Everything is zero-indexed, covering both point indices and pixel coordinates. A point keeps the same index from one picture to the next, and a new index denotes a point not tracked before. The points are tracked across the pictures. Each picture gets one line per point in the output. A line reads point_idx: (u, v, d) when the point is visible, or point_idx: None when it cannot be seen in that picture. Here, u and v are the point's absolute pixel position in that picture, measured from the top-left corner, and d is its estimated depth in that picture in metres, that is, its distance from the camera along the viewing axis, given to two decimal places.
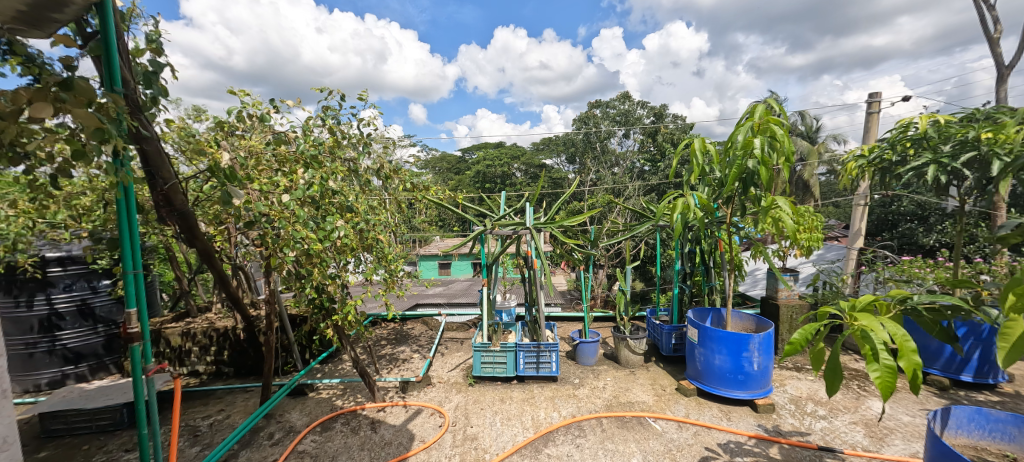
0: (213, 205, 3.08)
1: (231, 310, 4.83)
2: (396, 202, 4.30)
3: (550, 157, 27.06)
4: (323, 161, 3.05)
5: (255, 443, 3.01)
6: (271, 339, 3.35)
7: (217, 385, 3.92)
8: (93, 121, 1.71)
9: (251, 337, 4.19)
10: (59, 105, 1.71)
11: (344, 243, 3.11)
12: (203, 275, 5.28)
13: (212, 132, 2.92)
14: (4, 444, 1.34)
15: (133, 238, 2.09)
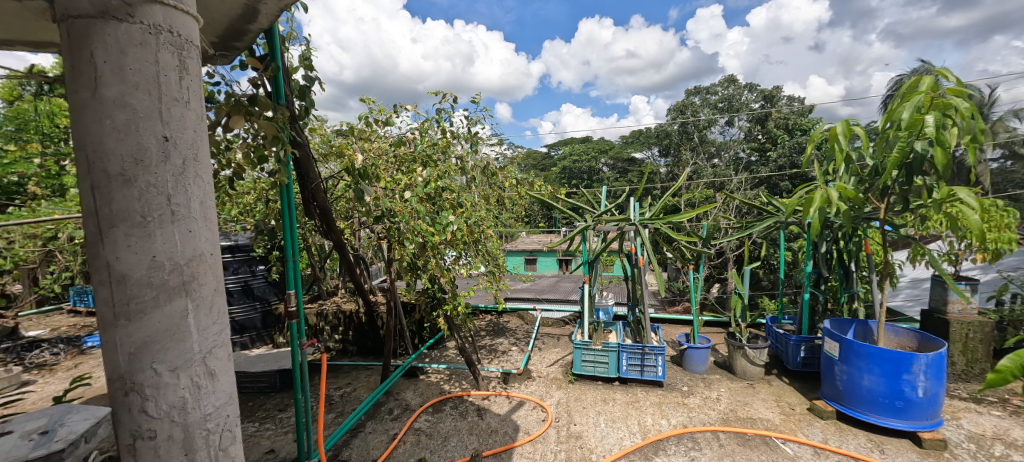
0: (345, 201, 3.47)
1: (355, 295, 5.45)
2: (499, 197, 4.42)
3: (641, 150, 25.86)
4: (437, 159, 3.25)
5: (378, 416, 3.33)
6: (390, 323, 3.68)
7: (345, 361, 4.43)
8: (271, 130, 2.02)
9: (371, 320, 4.66)
10: (249, 117, 2.02)
11: (456, 237, 3.21)
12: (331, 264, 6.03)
13: (346, 137, 3.27)
14: (229, 399, 1.22)
15: (292, 228, 2.41)
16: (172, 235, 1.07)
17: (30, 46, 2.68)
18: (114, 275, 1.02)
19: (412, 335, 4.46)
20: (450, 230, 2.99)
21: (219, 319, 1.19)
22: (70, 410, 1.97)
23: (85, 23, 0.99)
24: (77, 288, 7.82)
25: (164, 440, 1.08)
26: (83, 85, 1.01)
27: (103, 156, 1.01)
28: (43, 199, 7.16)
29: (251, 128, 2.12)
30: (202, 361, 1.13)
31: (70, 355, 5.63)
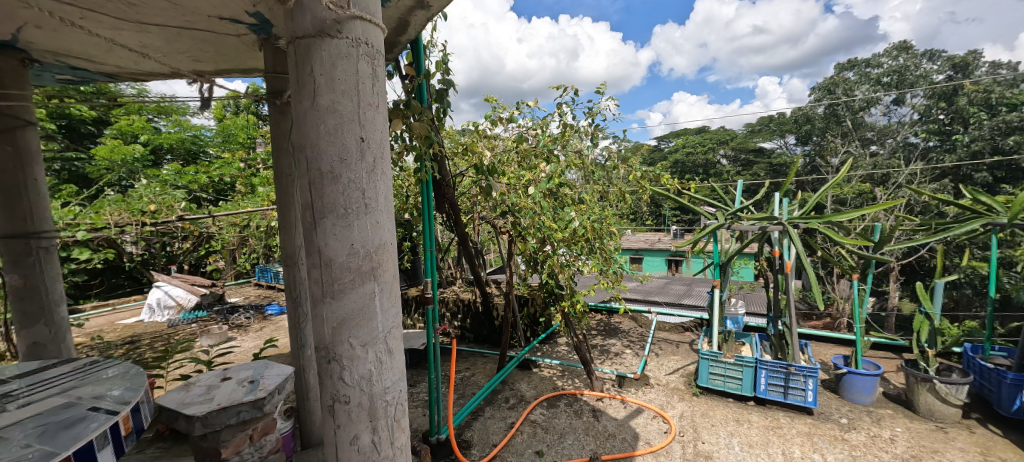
0: (471, 198, 3.70)
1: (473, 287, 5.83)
2: (620, 193, 4.26)
3: (771, 139, 22.68)
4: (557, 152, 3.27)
5: (496, 403, 3.47)
6: (508, 315, 3.82)
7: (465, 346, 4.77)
8: (423, 129, 2.25)
9: (487, 310, 4.93)
10: (404, 119, 2.22)
11: (578, 234, 3.18)
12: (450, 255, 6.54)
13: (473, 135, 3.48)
14: (400, 396, 1.49)
15: (430, 222, 2.56)
16: (365, 226, 1.36)
17: (243, 73, 3.40)
18: (324, 258, 1.34)
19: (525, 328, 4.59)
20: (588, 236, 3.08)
21: (394, 302, 1.48)
22: (267, 366, 2.41)
23: (309, 45, 1.31)
24: (260, 266, 9.81)
25: (356, 404, 1.38)
26: (306, 96, 1.33)
27: (319, 156, 1.32)
28: (240, 195, 9.14)
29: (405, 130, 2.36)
30: (384, 339, 1.42)
31: (257, 319, 7.08)
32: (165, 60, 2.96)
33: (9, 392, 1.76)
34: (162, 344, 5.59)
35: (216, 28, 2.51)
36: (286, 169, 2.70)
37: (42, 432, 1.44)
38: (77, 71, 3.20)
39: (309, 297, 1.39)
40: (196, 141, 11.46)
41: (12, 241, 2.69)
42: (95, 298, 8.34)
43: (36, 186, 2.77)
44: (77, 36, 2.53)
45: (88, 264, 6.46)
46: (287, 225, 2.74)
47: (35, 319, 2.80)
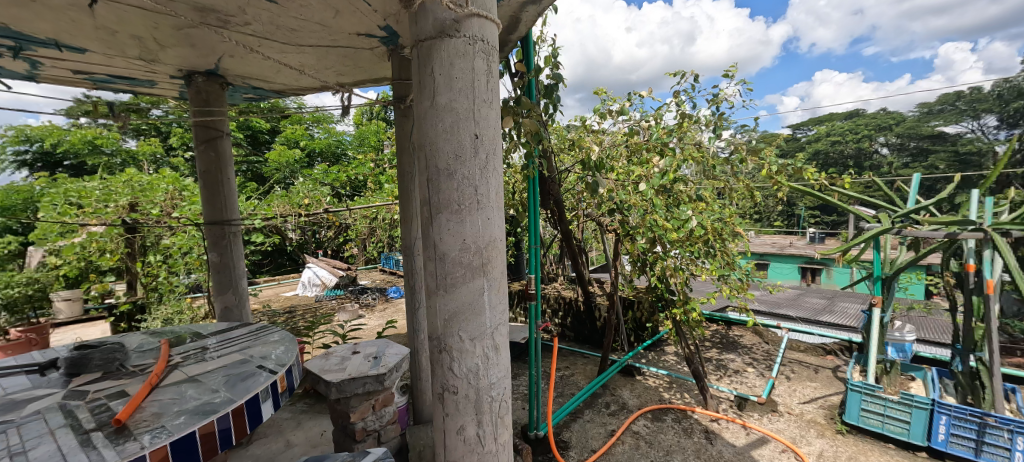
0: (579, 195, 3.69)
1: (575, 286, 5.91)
2: (748, 189, 3.75)
3: (961, 121, 17.82)
4: (674, 144, 3.03)
5: (596, 407, 3.36)
6: (611, 317, 3.66)
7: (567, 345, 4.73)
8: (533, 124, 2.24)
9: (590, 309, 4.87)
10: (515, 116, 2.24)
11: (697, 236, 2.89)
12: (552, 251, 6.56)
13: (581, 131, 3.43)
14: (505, 390, 1.53)
15: (536, 217, 2.52)
16: (477, 221, 1.41)
17: (375, 82, 3.85)
18: (439, 251, 1.43)
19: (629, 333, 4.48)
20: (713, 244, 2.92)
21: (501, 299, 1.52)
22: (388, 344, 2.67)
23: (430, 47, 1.40)
24: (384, 254, 11.17)
25: (462, 395, 1.45)
26: (427, 96, 1.42)
27: (437, 154, 1.40)
28: (371, 191, 10.51)
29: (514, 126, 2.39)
30: (491, 335, 1.46)
31: (381, 301, 8.06)
32: (319, 75, 3.50)
33: (208, 345, 2.26)
34: (311, 316, 6.73)
35: (355, 43, 2.87)
36: (407, 168, 2.97)
37: (226, 383, 1.83)
38: (257, 90, 3.97)
39: (425, 288, 1.50)
40: (339, 145, 13.50)
41: (215, 226, 3.47)
42: (267, 273, 10.43)
43: (228, 184, 3.52)
44: (258, 61, 3.14)
45: (264, 246, 8.09)
46: (407, 219, 3.02)
47: (225, 288, 3.54)
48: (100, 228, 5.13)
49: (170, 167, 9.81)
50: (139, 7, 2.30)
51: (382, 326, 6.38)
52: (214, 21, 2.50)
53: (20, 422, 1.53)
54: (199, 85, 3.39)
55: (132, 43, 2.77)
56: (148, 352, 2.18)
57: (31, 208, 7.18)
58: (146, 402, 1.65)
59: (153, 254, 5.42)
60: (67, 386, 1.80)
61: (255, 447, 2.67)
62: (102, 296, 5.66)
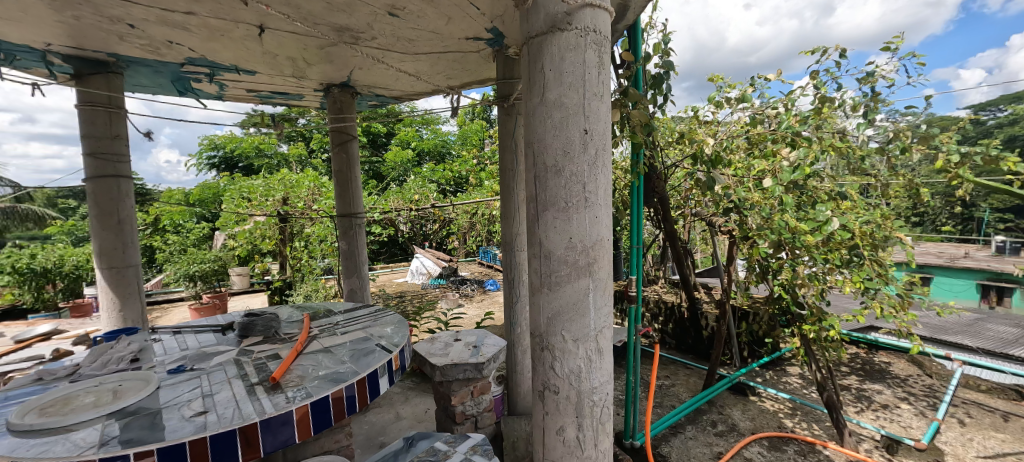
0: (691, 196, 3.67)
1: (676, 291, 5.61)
2: (911, 186, 3.08)
3: None
4: (817, 133, 2.62)
5: (699, 424, 3.10)
6: (721, 328, 3.34)
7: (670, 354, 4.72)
8: (643, 117, 2.12)
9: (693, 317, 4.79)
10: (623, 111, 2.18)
11: (841, 237, 2.59)
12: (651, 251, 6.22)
13: (695, 125, 3.29)
14: (606, 394, 1.50)
15: (640, 216, 2.33)
16: (585, 219, 1.40)
17: (480, 84, 4.05)
18: (544, 249, 1.45)
19: (743, 346, 4.27)
20: (861, 252, 2.61)
21: (606, 300, 1.49)
22: (486, 335, 2.79)
23: (540, 42, 1.40)
24: (482, 248, 11.76)
25: (564, 396, 1.44)
26: (535, 92, 1.43)
27: (545, 150, 1.41)
28: (472, 188, 11.13)
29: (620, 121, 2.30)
30: (595, 337, 1.45)
31: (478, 292, 8.52)
32: (432, 80, 3.81)
33: (338, 321, 2.62)
34: (419, 302, 7.41)
35: (463, 48, 3.05)
36: (509, 166, 3.06)
37: (352, 356, 2.08)
38: (379, 98, 4.47)
39: (529, 285, 1.53)
40: (444, 144, 14.55)
41: (344, 218, 4.00)
42: (382, 260, 11.75)
43: (353, 182, 4.00)
44: (381, 71, 3.52)
45: (380, 236, 9.12)
46: (508, 215, 3.12)
47: (351, 272, 4.05)
48: (264, 217, 6.31)
49: (312, 167, 11.62)
50: (294, 32, 2.74)
51: (479, 316, 6.73)
52: (349, 38, 2.86)
53: (210, 370, 1.94)
54: (335, 95, 3.92)
55: (288, 63, 3.31)
56: (295, 323, 2.60)
57: (219, 201, 9.15)
58: (294, 365, 1.96)
59: (299, 240, 6.46)
60: (240, 345, 2.23)
61: (372, 415, 3.01)
62: (263, 273, 6.95)
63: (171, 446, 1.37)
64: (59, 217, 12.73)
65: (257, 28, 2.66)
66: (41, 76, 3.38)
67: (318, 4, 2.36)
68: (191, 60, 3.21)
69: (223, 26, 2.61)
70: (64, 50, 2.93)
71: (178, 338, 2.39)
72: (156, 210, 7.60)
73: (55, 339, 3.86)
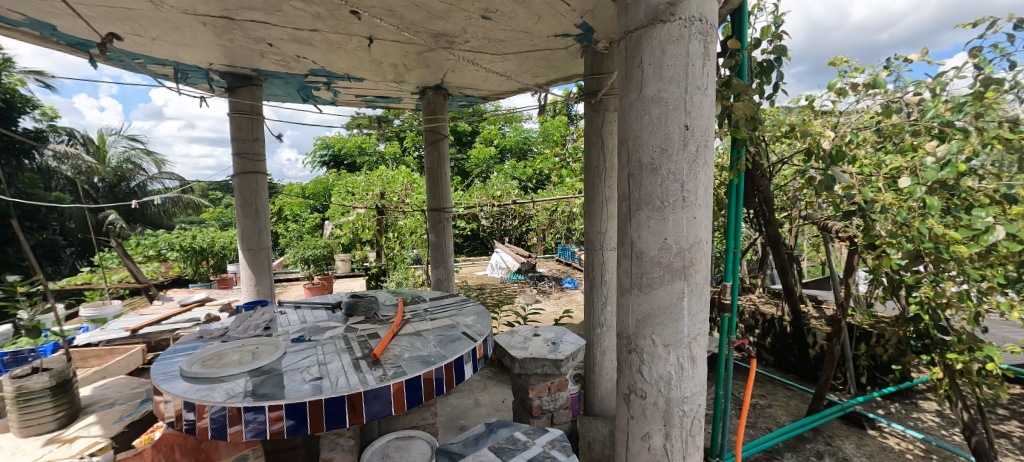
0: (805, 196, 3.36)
1: (777, 302, 5.06)
2: None
3: None
4: (977, 124, 2.28)
5: (801, 452, 2.88)
6: (834, 348, 2.95)
7: (771, 374, 4.33)
8: (749, 110, 1.96)
9: (797, 333, 4.36)
10: (728, 103, 2.05)
11: (1012, 248, 2.16)
12: (747, 256, 5.70)
13: (810, 117, 2.99)
14: (698, 404, 1.42)
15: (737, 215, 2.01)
16: (682, 220, 1.34)
17: (566, 80, 4.04)
18: (635, 249, 1.42)
19: (861, 370, 3.80)
20: None
21: (701, 307, 1.41)
22: (566, 332, 2.79)
23: (638, 36, 1.36)
24: (560, 245, 11.73)
25: (651, 402, 1.39)
26: (632, 88, 1.39)
27: (640, 148, 1.37)
28: (553, 185, 11.18)
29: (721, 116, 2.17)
30: (688, 345, 1.38)
31: (555, 289, 8.54)
32: (520, 78, 3.91)
33: (427, 308, 2.82)
34: (499, 295, 7.68)
35: (552, 45, 3.09)
36: (594, 163, 3.02)
37: (440, 341, 2.23)
38: (468, 98, 4.69)
39: (617, 286, 1.51)
40: (526, 141, 14.77)
41: (434, 212, 4.29)
42: (464, 253, 12.35)
43: (443, 181, 4.25)
44: (471, 72, 3.70)
45: (463, 230, 9.59)
46: (591, 213, 3.09)
47: (439, 263, 4.32)
48: (365, 210, 7.02)
49: (404, 164, 12.62)
50: (397, 41, 2.99)
51: (556, 314, 6.75)
52: (444, 43, 3.05)
53: (323, 342, 2.22)
54: (429, 97, 4.20)
55: (390, 70, 3.62)
56: (390, 306, 2.86)
57: (328, 195, 10.37)
58: (391, 345, 2.16)
59: (392, 231, 7.07)
60: (346, 322, 2.51)
61: (454, 398, 3.20)
62: (363, 259, 7.74)
63: (295, 403, 1.60)
64: (212, 206, 15.46)
65: (367, 40, 2.96)
66: (204, 90, 4.14)
67: (420, 13, 2.55)
68: (312, 71, 3.68)
69: (341, 39, 2.95)
70: (221, 68, 3.55)
71: (298, 312, 2.77)
72: (281, 201, 8.87)
73: (208, 306, 4.71)
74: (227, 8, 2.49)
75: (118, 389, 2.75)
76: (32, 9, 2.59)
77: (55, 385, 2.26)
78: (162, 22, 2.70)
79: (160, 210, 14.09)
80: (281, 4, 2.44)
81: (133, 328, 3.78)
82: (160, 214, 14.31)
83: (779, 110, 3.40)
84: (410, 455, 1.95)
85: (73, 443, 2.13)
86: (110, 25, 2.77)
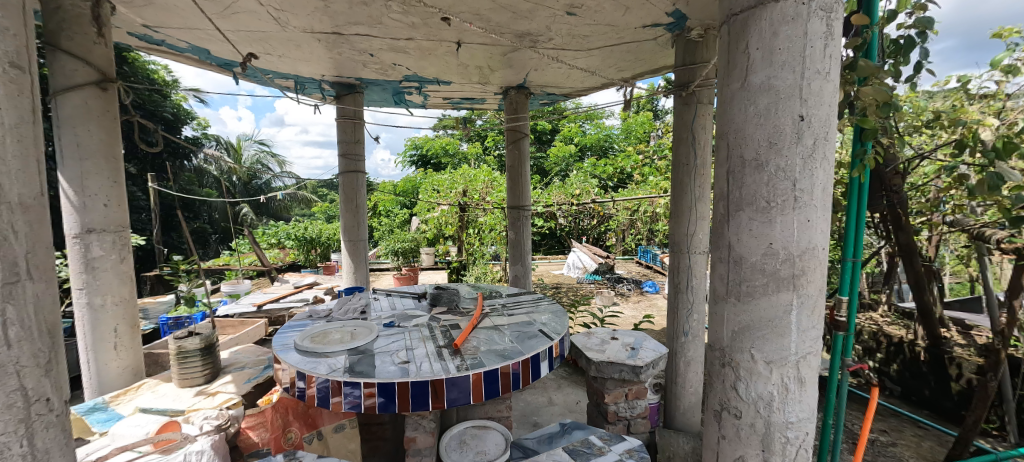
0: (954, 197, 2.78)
1: (907, 323, 4.27)
2: None
3: None
4: None
5: None
6: (988, 385, 2.42)
7: (896, 407, 3.70)
8: (882, 96, 1.67)
9: (935, 363, 3.65)
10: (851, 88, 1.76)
11: None
12: (868, 268, 4.90)
13: (964, 102, 2.47)
14: (806, 431, 1.26)
15: (857, 220, 1.70)
16: (792, 223, 1.19)
17: (654, 73, 3.85)
18: (733, 254, 1.30)
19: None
20: None
21: (813, 323, 1.24)
22: (646, 338, 2.66)
23: (744, 18, 1.23)
24: (641, 247, 11.21)
25: (748, 423, 1.26)
26: (735, 76, 1.26)
27: (743, 142, 1.24)
28: (635, 184, 10.74)
29: (842, 105, 1.90)
30: (795, 364, 1.22)
31: (635, 292, 8.20)
32: (603, 73, 3.81)
33: (504, 303, 2.89)
34: (574, 296, 7.60)
35: (639, 36, 2.97)
36: (683, 160, 2.83)
37: (518, 337, 2.26)
38: (550, 96, 4.69)
39: (710, 293, 1.39)
40: (607, 139, 14.36)
41: (513, 210, 4.37)
42: (540, 252, 12.44)
43: (522, 179, 4.31)
44: (554, 70, 3.71)
45: (541, 228, 9.66)
46: (677, 214, 2.91)
47: (517, 260, 4.40)
48: (448, 207, 7.42)
49: (485, 163, 13.10)
50: (484, 43, 3.09)
51: (636, 318, 6.47)
52: (528, 42, 3.09)
53: (410, 329, 2.40)
54: (512, 97, 4.30)
55: (475, 72, 3.77)
56: (470, 299, 2.98)
57: (416, 193, 11.19)
58: (470, 337, 2.25)
59: (473, 227, 7.37)
60: (430, 312, 2.68)
61: (528, 394, 3.24)
62: (445, 254, 8.19)
63: (386, 382, 1.75)
64: (320, 201, 17.59)
65: (456, 44, 3.11)
66: (317, 99, 4.71)
67: (505, 14, 2.62)
68: (406, 77, 3.98)
69: (432, 46, 3.14)
70: (332, 79, 4.01)
71: (389, 299, 3.02)
72: (376, 198, 9.76)
73: (315, 290, 5.36)
74: (337, 25, 2.80)
75: (247, 354, 3.26)
76: (195, 38, 3.18)
77: (205, 347, 2.75)
78: (287, 41, 3.12)
79: (280, 205, 16.39)
80: (382, 16, 2.67)
81: (259, 305, 4.46)
82: (280, 208, 16.66)
83: (921, 94, 2.86)
84: (486, 445, 2.02)
85: (215, 396, 2.57)
86: (249, 47, 3.28)
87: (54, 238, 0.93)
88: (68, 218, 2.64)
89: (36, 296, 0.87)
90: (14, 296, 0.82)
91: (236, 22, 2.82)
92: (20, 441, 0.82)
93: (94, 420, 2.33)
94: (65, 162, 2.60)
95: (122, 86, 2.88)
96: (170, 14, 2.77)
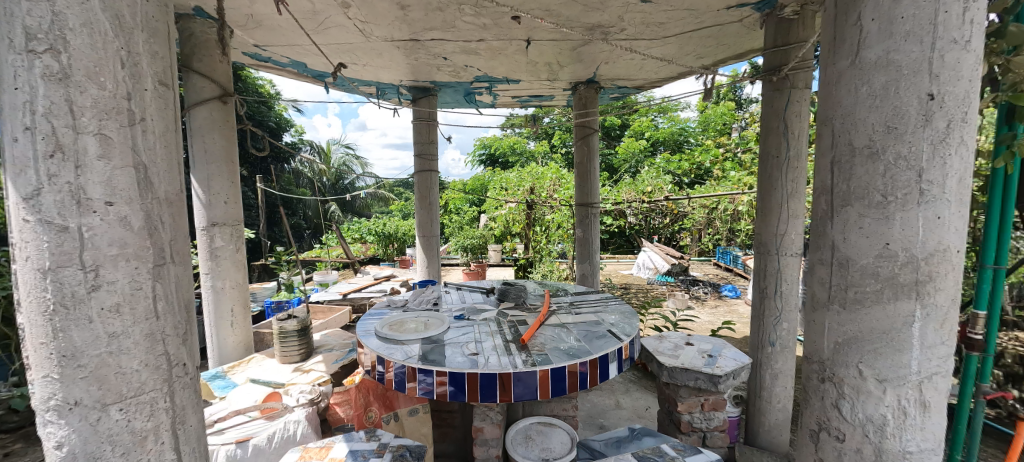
0: None
1: None
2: None
3: None
4: None
5: None
6: None
7: None
8: None
9: None
10: (1000, 60, 1.46)
11: None
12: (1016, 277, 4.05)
13: None
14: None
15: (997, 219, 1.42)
16: (914, 220, 1.02)
17: (739, 57, 3.54)
18: (838, 256, 1.15)
19: None
20: None
21: (943, 338, 1.05)
22: (726, 346, 2.46)
23: None
24: (719, 247, 10.40)
25: (853, 448, 1.10)
26: (843, 54, 1.11)
27: (853, 128, 1.09)
28: (714, 180, 9.98)
29: (983, 80, 1.59)
30: (916, 386, 1.05)
31: (712, 297, 7.64)
32: (680, 61, 3.59)
33: (571, 302, 2.85)
34: (644, 297, 7.28)
35: (722, 19, 2.75)
36: (773, 151, 2.56)
37: (585, 336, 2.22)
38: (621, 89, 4.54)
39: (810, 299, 1.24)
40: (683, 133, 13.48)
41: (582, 207, 4.30)
42: (608, 251, 12.10)
43: (590, 177, 4.22)
44: (626, 62, 3.57)
45: (609, 226, 9.38)
46: (765, 211, 2.65)
47: (585, 258, 4.32)
48: (516, 204, 7.52)
49: (553, 161, 13.08)
50: (554, 39, 3.08)
51: (713, 324, 6.03)
52: (599, 35, 3.02)
53: (479, 322, 2.47)
54: (581, 92, 4.25)
55: (544, 68, 3.77)
56: (536, 297, 2.99)
57: (484, 191, 11.53)
58: (537, 333, 2.26)
59: (539, 225, 7.39)
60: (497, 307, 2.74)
61: (594, 395, 3.17)
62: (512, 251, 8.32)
63: (456, 372, 1.83)
64: (396, 200, 18.85)
65: (525, 42, 3.14)
66: (396, 103, 5.05)
67: (576, 8, 2.59)
68: (477, 78, 4.10)
69: (502, 45, 3.20)
70: (409, 83, 4.26)
71: (459, 293, 3.14)
72: (447, 196, 10.22)
73: (393, 282, 5.76)
74: (415, 32, 2.97)
75: (335, 338, 3.59)
76: (295, 53, 3.58)
77: (300, 329, 3.09)
78: (371, 51, 3.38)
79: (362, 203, 17.88)
80: (456, 20, 2.79)
81: (344, 294, 4.90)
82: (362, 206, 18.16)
83: None
84: (551, 442, 2.02)
85: (309, 373, 2.89)
86: (339, 58, 3.61)
87: (191, 228, 1.09)
88: (198, 212, 3.12)
89: (177, 277, 1.03)
90: (162, 276, 0.98)
91: (328, 36, 3.12)
92: (164, 397, 0.98)
93: (216, 386, 2.75)
94: (197, 166, 3.08)
95: (239, 99, 3.34)
96: (275, 33, 3.15)
